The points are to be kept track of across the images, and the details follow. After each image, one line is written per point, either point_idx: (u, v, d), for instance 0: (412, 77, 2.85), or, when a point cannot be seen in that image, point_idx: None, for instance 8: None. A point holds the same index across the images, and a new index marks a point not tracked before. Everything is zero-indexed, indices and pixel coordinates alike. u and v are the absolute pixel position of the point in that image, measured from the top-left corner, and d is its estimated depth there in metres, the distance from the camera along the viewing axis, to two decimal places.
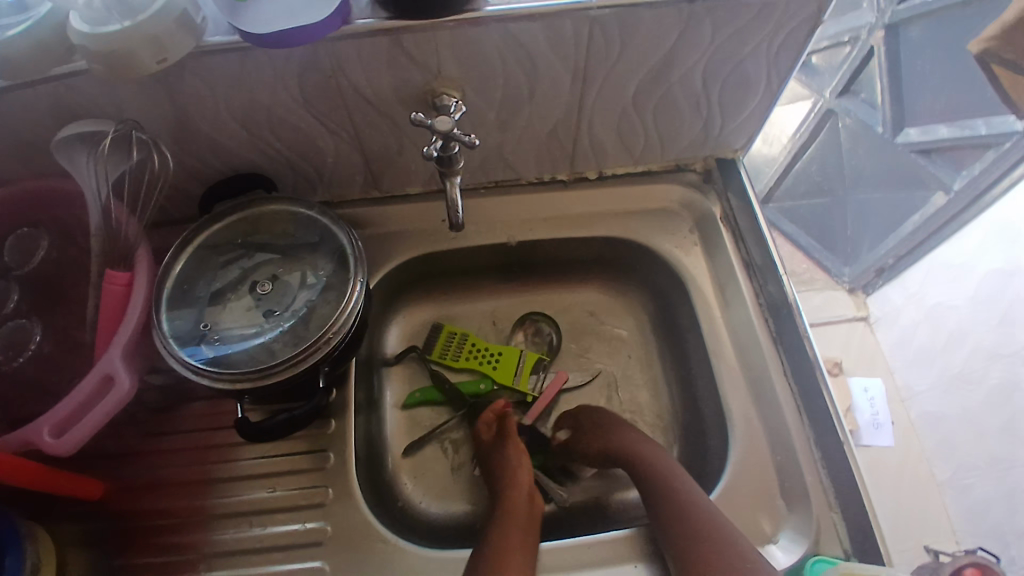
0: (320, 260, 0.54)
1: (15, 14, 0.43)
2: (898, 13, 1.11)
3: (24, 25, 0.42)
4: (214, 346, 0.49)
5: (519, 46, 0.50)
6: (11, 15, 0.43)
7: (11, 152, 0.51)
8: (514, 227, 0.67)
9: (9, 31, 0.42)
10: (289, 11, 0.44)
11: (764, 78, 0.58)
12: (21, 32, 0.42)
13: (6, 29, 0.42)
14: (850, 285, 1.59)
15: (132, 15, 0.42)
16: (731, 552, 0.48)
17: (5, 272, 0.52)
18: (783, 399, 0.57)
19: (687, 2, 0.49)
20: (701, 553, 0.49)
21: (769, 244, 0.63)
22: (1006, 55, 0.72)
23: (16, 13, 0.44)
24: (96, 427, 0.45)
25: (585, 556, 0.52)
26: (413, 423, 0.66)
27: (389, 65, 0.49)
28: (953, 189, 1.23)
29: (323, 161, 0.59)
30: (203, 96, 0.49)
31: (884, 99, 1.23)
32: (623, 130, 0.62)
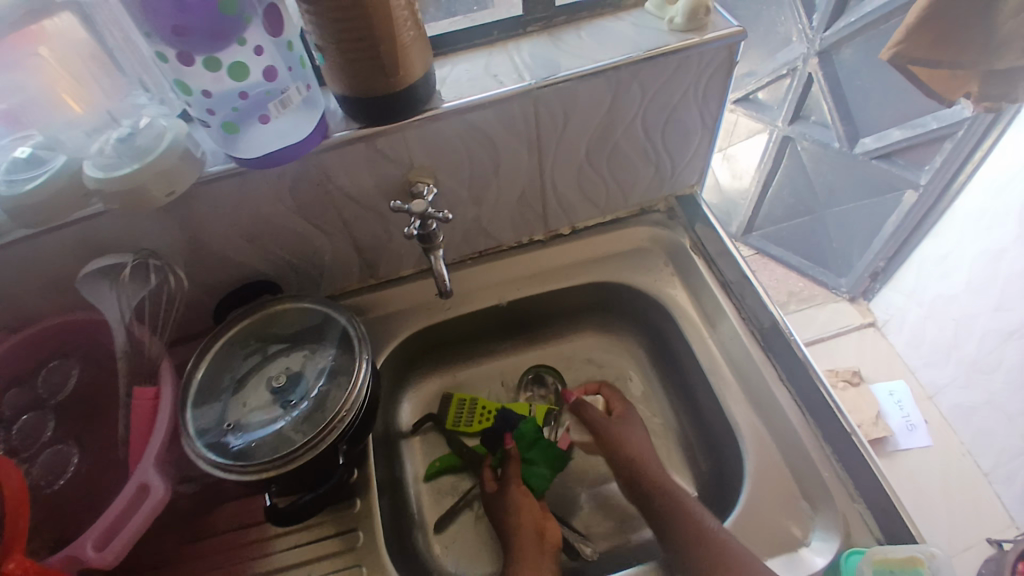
0: (327, 347, 0.59)
1: (35, 168, 0.50)
2: (826, 40, 1.18)
3: (40, 179, 0.49)
4: (239, 441, 0.53)
5: (477, 130, 0.57)
6: (29, 170, 0.50)
7: (48, 291, 0.58)
8: (504, 289, 0.72)
9: (33, 180, 0.49)
10: (277, 133, 0.50)
11: (700, 119, 0.65)
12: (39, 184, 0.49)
13: (25, 182, 0.49)
14: (850, 294, 1.63)
15: (142, 156, 0.49)
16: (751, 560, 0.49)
17: (39, 404, 0.56)
18: (785, 404, 0.59)
19: (612, 69, 0.56)
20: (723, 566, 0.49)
21: (741, 263, 0.68)
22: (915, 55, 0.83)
23: (34, 167, 0.50)
24: (135, 534, 0.48)
25: None
26: (437, 493, 0.67)
27: (367, 165, 0.56)
28: (921, 185, 1.27)
29: (322, 258, 0.65)
30: (208, 217, 0.56)
31: (833, 118, 1.29)
32: (585, 184, 0.68)
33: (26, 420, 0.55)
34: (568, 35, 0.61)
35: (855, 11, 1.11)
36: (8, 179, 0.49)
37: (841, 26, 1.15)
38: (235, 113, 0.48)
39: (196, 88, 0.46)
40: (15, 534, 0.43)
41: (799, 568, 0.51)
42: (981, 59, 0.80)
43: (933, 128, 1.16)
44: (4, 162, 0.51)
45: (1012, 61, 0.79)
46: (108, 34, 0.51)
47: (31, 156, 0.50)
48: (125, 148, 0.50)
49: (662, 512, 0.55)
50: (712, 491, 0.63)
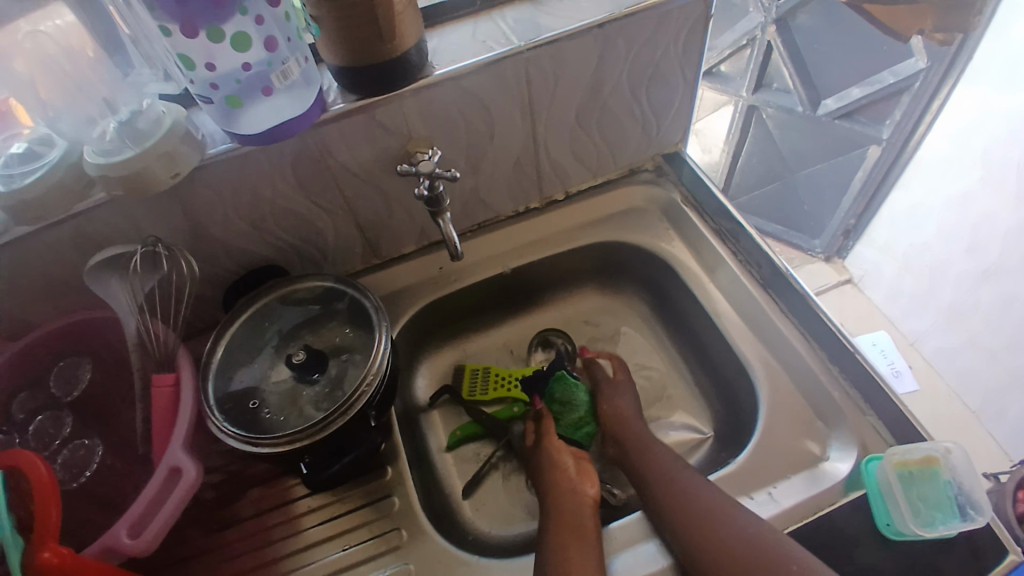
0: (343, 325, 0.61)
1: (30, 163, 0.50)
2: (783, 6, 1.18)
3: (40, 172, 0.49)
4: (268, 418, 0.54)
5: (470, 95, 0.58)
6: (25, 164, 0.50)
7: (48, 293, 0.57)
8: (507, 258, 0.73)
9: (28, 177, 0.49)
10: (273, 109, 0.51)
11: (680, 74, 0.67)
12: (36, 178, 0.49)
13: (21, 177, 0.49)
14: (826, 255, 1.70)
15: (142, 142, 0.49)
16: (755, 525, 0.49)
17: (55, 403, 0.56)
18: (788, 334, 0.61)
19: (597, 27, 0.58)
20: (730, 514, 0.50)
21: (732, 211, 0.71)
22: None
23: (29, 162, 0.50)
24: (170, 518, 0.48)
25: (638, 529, 0.53)
26: (461, 462, 0.68)
27: (367, 137, 0.57)
28: (884, 139, 1.32)
29: (325, 240, 0.65)
30: (212, 202, 0.56)
31: (794, 83, 1.32)
32: (576, 147, 0.70)
33: (42, 419, 0.55)
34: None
35: None
36: (3, 173, 0.50)
37: None
38: (238, 87, 0.49)
39: (199, 63, 0.46)
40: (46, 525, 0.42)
41: (822, 479, 0.53)
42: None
43: (891, 82, 1.21)
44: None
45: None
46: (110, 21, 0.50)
47: (27, 151, 0.50)
48: (125, 132, 0.50)
49: (650, 484, 0.56)
50: (728, 428, 0.65)
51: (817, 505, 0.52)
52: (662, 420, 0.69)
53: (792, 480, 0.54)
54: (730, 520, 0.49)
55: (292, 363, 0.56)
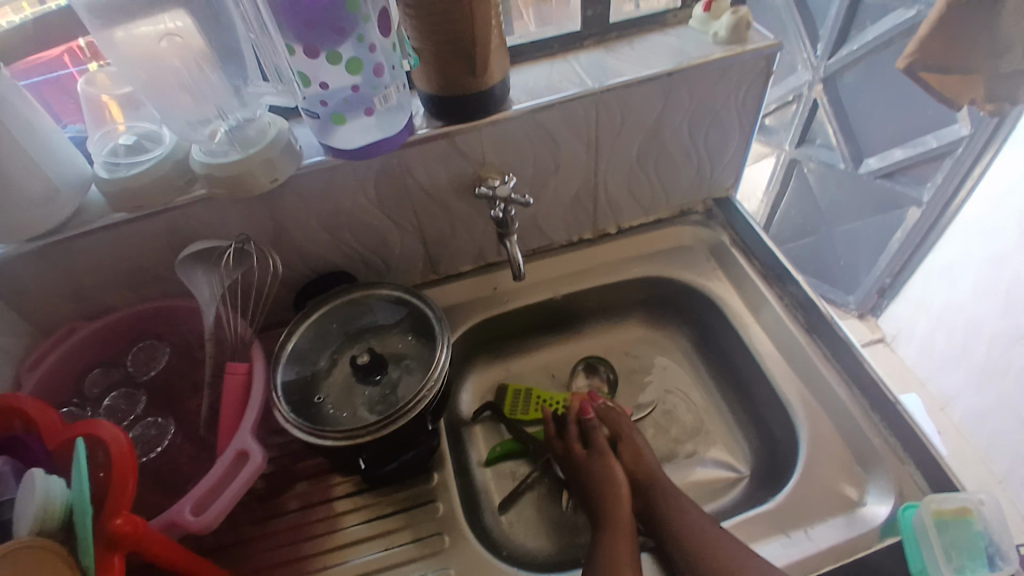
0: (405, 333, 0.64)
1: (138, 155, 0.55)
2: (829, 67, 1.29)
3: (148, 163, 0.54)
4: (331, 414, 0.58)
5: (543, 130, 0.63)
6: (132, 155, 0.55)
7: (137, 278, 0.62)
8: (556, 283, 0.77)
9: (135, 168, 0.54)
10: (366, 128, 0.55)
11: (738, 125, 0.71)
12: (142, 169, 0.54)
13: (130, 167, 0.55)
14: (859, 311, 1.70)
15: (247, 146, 0.54)
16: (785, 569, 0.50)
17: (133, 381, 0.61)
18: (832, 379, 0.63)
19: (666, 75, 0.63)
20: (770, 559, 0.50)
21: (780, 257, 0.73)
22: (931, 63, 0.93)
23: (136, 154, 0.56)
24: (232, 500, 0.51)
25: None
26: (499, 478, 0.70)
27: (445, 161, 0.62)
28: (923, 201, 1.34)
29: (391, 252, 0.70)
30: (298, 208, 0.61)
31: (838, 140, 1.40)
32: (632, 185, 0.74)
33: (116, 395, 0.59)
34: (620, 47, 0.68)
35: (857, 40, 1.22)
36: (110, 162, 0.55)
37: (843, 54, 1.26)
38: (344, 105, 0.54)
39: (314, 81, 0.52)
40: (121, 495, 0.45)
41: (856, 524, 0.54)
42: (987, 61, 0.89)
43: (934, 146, 1.24)
44: (107, 149, 0.56)
45: (1017, 59, 0.88)
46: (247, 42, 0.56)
47: (135, 144, 0.56)
48: (234, 137, 0.55)
49: (687, 517, 0.57)
50: (765, 468, 0.66)
51: (853, 547, 0.53)
52: (698, 454, 0.70)
53: (827, 523, 0.55)
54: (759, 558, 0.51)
55: (357, 364, 0.59)
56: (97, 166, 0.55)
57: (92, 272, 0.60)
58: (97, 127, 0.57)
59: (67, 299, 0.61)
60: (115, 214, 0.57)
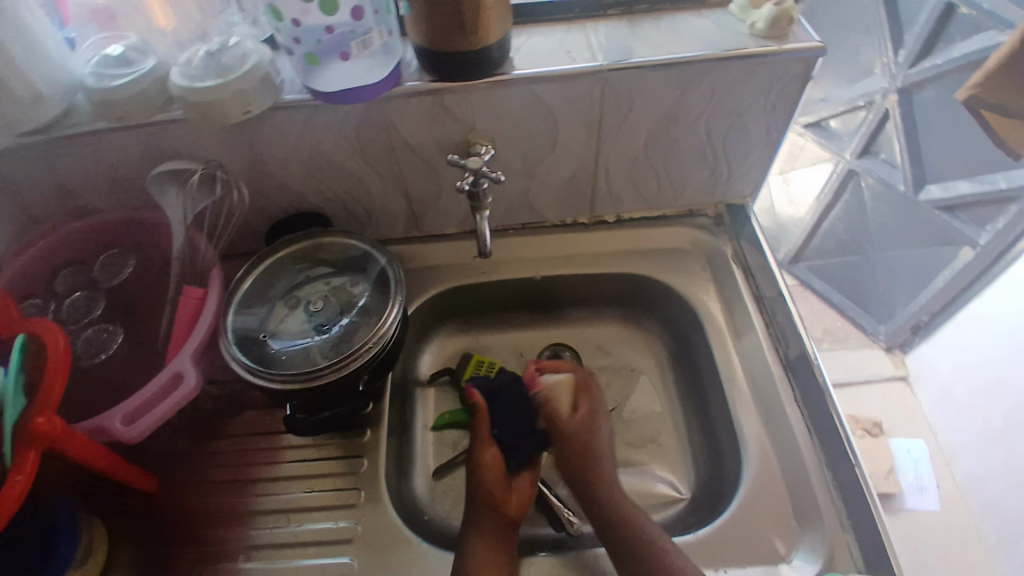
0: (365, 282, 0.63)
1: (123, 68, 0.55)
2: (909, 77, 1.26)
3: (130, 78, 0.54)
4: (273, 353, 0.58)
5: (542, 103, 0.58)
6: (118, 67, 0.55)
7: (117, 187, 0.63)
8: (539, 264, 0.74)
9: (118, 80, 0.54)
10: (349, 76, 0.53)
11: (763, 131, 0.65)
12: (126, 82, 0.54)
13: (113, 79, 0.54)
14: (887, 343, 1.61)
15: (224, 74, 0.52)
16: None
17: (95, 285, 0.62)
18: (793, 422, 0.59)
19: (686, 62, 0.56)
20: None
21: (778, 279, 0.68)
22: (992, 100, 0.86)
23: (122, 66, 0.55)
24: (160, 420, 0.52)
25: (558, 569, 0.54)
26: (440, 445, 0.70)
27: (432, 119, 0.58)
28: (978, 244, 1.27)
29: (373, 203, 0.68)
30: (276, 143, 0.59)
31: (903, 159, 1.34)
32: (637, 176, 0.69)
33: (78, 297, 0.61)
34: (646, 24, 0.62)
35: (941, 54, 1.18)
36: (97, 72, 0.55)
37: (924, 67, 1.22)
38: (319, 46, 0.52)
39: (286, 17, 0.50)
40: (50, 393, 0.47)
41: None
42: None
43: (1001, 186, 1.17)
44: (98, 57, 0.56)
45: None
46: None
47: (122, 57, 0.55)
48: (210, 63, 0.53)
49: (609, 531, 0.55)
50: (707, 494, 0.64)
51: None
52: (644, 466, 0.68)
53: (745, 570, 0.53)
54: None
55: None
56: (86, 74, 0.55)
57: (74, 174, 0.61)
58: (98, 32, 0.58)
59: (51, 196, 0.63)
60: (97, 121, 0.57)
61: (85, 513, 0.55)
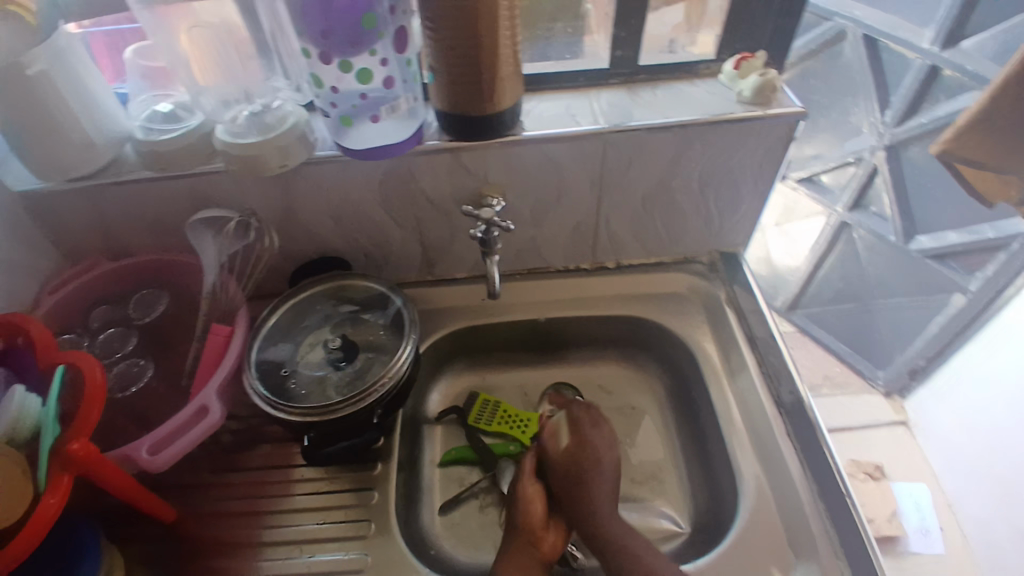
0: (381, 323, 0.67)
1: (172, 123, 0.61)
2: (897, 135, 1.35)
3: (179, 134, 0.60)
4: (293, 389, 0.61)
5: (549, 160, 0.64)
6: (168, 123, 0.61)
7: (156, 230, 0.68)
8: (545, 307, 0.78)
9: (166, 135, 0.60)
10: (380, 133, 0.59)
11: (752, 187, 0.70)
12: (175, 137, 0.60)
13: (162, 134, 0.60)
14: (886, 389, 1.62)
15: (267, 131, 0.58)
16: None
17: (128, 321, 0.66)
18: (786, 455, 0.62)
19: (680, 126, 0.62)
20: None
21: (770, 323, 0.72)
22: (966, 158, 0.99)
23: (170, 122, 0.61)
24: (184, 450, 0.54)
25: None
26: (447, 481, 0.72)
27: (448, 173, 0.64)
28: (970, 290, 1.31)
29: (390, 248, 0.73)
30: (304, 192, 0.65)
31: (892, 211, 1.42)
32: (637, 226, 0.74)
33: (111, 332, 0.65)
34: (644, 92, 0.68)
35: (926, 114, 1.28)
36: (146, 127, 0.61)
37: (911, 125, 1.32)
38: (352, 109, 0.59)
39: (326, 83, 0.57)
40: (85, 422, 0.50)
41: None
42: None
43: (990, 236, 1.23)
44: (147, 112, 0.62)
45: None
46: (278, 45, 0.64)
47: (170, 113, 0.61)
48: (254, 121, 0.59)
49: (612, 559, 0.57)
50: (707, 529, 0.65)
51: None
52: (648, 502, 0.70)
53: None
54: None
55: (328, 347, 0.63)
56: (136, 128, 0.61)
57: (118, 216, 0.66)
58: (149, 89, 0.65)
59: (95, 238, 0.68)
60: (144, 170, 0.62)
61: (106, 540, 0.57)
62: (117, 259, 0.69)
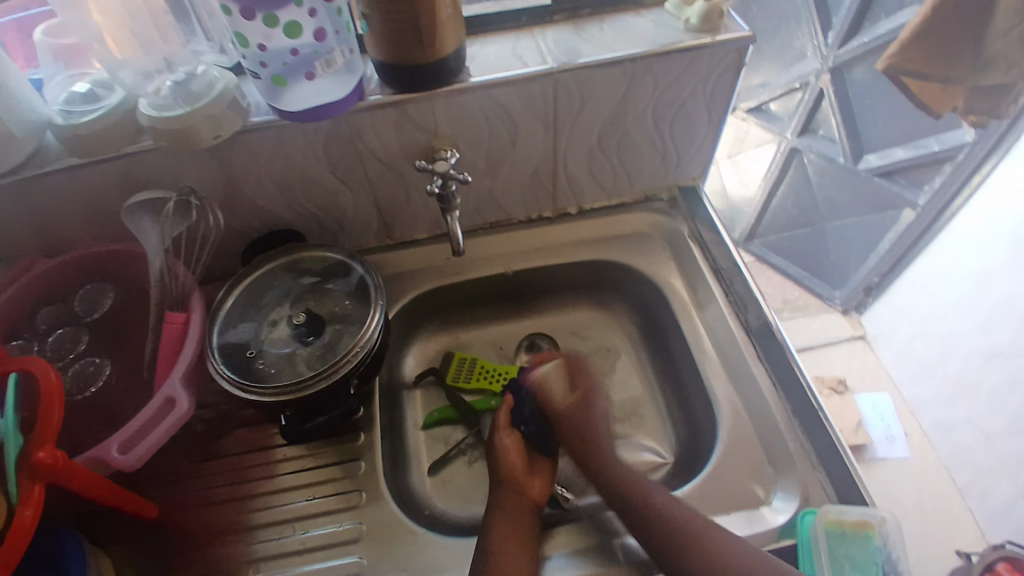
0: (344, 292, 0.66)
1: (91, 103, 0.56)
2: (840, 56, 1.34)
3: (97, 114, 0.55)
4: (261, 369, 0.59)
5: (499, 106, 0.62)
6: (86, 103, 0.56)
7: (91, 221, 0.64)
8: (510, 259, 0.77)
9: (86, 116, 0.55)
10: (317, 91, 0.56)
11: (705, 116, 0.70)
12: (96, 117, 0.55)
13: (82, 115, 0.55)
14: (843, 307, 1.70)
15: (193, 101, 0.54)
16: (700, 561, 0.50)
17: (76, 319, 0.63)
18: (759, 379, 0.64)
19: (629, 60, 0.61)
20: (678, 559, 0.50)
21: (733, 252, 0.73)
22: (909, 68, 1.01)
23: (90, 103, 0.56)
24: (157, 443, 0.52)
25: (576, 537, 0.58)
26: (432, 442, 0.73)
27: (396, 129, 0.61)
28: (918, 204, 1.35)
29: (345, 214, 0.70)
30: (246, 163, 0.61)
31: (840, 133, 1.45)
32: (594, 167, 0.73)
33: (60, 333, 0.62)
34: (590, 27, 0.66)
35: (868, 33, 1.28)
36: (65, 110, 0.55)
37: (853, 45, 1.31)
38: (285, 68, 0.55)
39: (252, 42, 0.53)
40: (48, 427, 0.47)
41: (758, 521, 0.56)
42: (970, 74, 0.98)
43: (936, 149, 1.26)
44: (64, 96, 0.57)
45: (996, 77, 0.96)
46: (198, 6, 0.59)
47: (89, 92, 0.56)
48: (178, 91, 0.55)
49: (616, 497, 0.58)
50: (688, 456, 0.68)
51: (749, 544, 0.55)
52: (629, 437, 0.72)
53: (730, 516, 0.57)
54: (676, 539, 0.52)
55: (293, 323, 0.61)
56: (54, 113, 0.56)
57: (48, 211, 0.61)
58: (65, 70, 0.59)
59: (25, 236, 0.63)
60: (69, 158, 0.58)
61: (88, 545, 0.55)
62: (55, 256, 0.65)
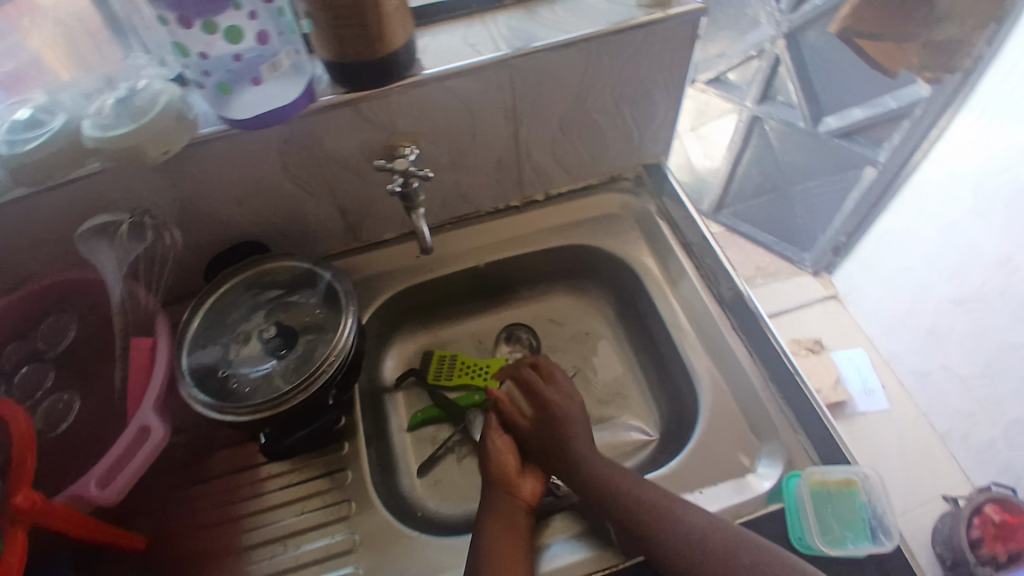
0: (315, 301, 0.64)
1: (34, 130, 0.52)
2: (794, 21, 1.35)
3: (41, 140, 0.52)
4: (237, 388, 0.58)
5: (455, 98, 0.61)
6: (31, 130, 0.52)
7: (43, 251, 0.61)
8: (481, 252, 0.76)
9: (30, 143, 0.52)
10: (265, 99, 0.53)
11: (664, 92, 0.69)
12: (41, 143, 0.52)
13: (25, 142, 0.52)
14: (814, 268, 1.73)
15: (138, 117, 0.52)
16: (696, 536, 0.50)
17: (39, 356, 0.61)
18: (737, 350, 0.65)
19: (583, 40, 0.60)
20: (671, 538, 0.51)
21: (701, 226, 0.73)
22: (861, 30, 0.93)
23: (33, 129, 0.53)
24: (136, 474, 0.51)
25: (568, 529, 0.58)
26: (419, 443, 0.72)
27: (352, 129, 0.60)
28: (879, 161, 1.38)
29: (309, 221, 0.69)
30: (200, 178, 0.59)
31: (800, 98, 1.47)
32: (558, 152, 0.72)
33: (25, 371, 0.59)
34: (541, 9, 0.65)
35: None
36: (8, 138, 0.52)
37: (805, 9, 1.33)
38: (229, 75, 0.53)
39: (192, 51, 0.51)
40: (20, 471, 0.45)
41: (745, 488, 0.57)
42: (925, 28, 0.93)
43: (893, 106, 1.28)
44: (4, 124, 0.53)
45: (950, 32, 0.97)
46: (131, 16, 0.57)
47: (31, 119, 0.53)
48: (121, 109, 0.53)
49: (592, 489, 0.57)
50: (673, 431, 0.68)
51: (738, 511, 0.56)
52: (616, 419, 0.72)
53: (719, 487, 0.58)
54: (668, 515, 0.52)
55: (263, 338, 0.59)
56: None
57: None
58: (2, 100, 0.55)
59: None
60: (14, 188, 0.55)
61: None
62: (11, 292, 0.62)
